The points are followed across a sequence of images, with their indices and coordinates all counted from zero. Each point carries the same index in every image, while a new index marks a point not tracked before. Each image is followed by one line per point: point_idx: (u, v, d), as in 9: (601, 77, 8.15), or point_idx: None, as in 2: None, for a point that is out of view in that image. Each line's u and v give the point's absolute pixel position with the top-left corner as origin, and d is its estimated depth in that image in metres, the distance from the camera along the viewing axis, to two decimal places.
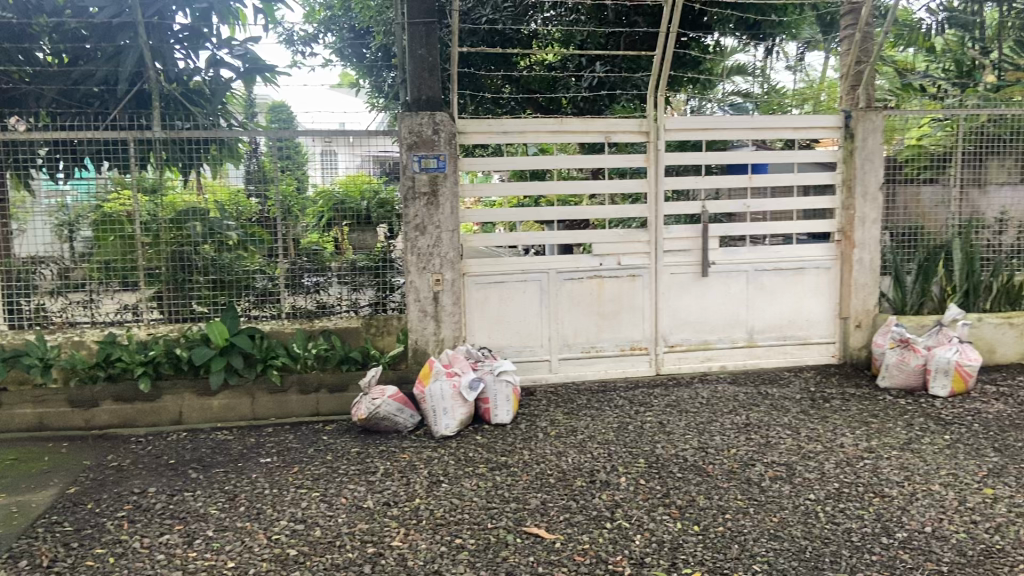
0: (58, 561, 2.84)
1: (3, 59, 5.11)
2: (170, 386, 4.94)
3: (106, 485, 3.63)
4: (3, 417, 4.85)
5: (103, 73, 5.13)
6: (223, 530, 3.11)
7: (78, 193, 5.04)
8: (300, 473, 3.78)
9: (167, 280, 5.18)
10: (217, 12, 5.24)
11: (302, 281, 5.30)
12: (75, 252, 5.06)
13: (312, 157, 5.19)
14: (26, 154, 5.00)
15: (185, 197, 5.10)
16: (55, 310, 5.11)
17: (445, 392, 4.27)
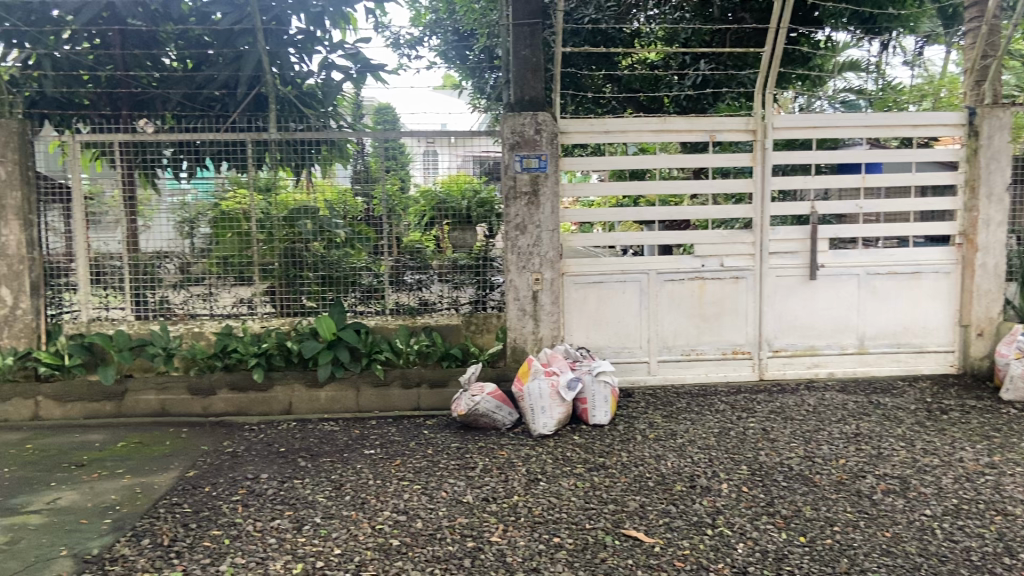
0: (178, 540, 3.00)
1: (133, 63, 5.46)
2: (281, 377, 5.16)
3: (223, 470, 3.83)
4: (130, 402, 5.17)
5: (224, 77, 5.37)
6: (330, 517, 3.23)
7: (199, 192, 5.31)
8: (401, 465, 3.88)
9: (279, 277, 5.41)
10: (330, 17, 5.44)
11: (405, 278, 5.42)
12: (195, 248, 5.34)
13: (415, 158, 5.34)
14: (152, 153, 5.25)
15: (296, 196, 5.33)
16: (178, 303, 5.38)
17: (543, 390, 4.29)
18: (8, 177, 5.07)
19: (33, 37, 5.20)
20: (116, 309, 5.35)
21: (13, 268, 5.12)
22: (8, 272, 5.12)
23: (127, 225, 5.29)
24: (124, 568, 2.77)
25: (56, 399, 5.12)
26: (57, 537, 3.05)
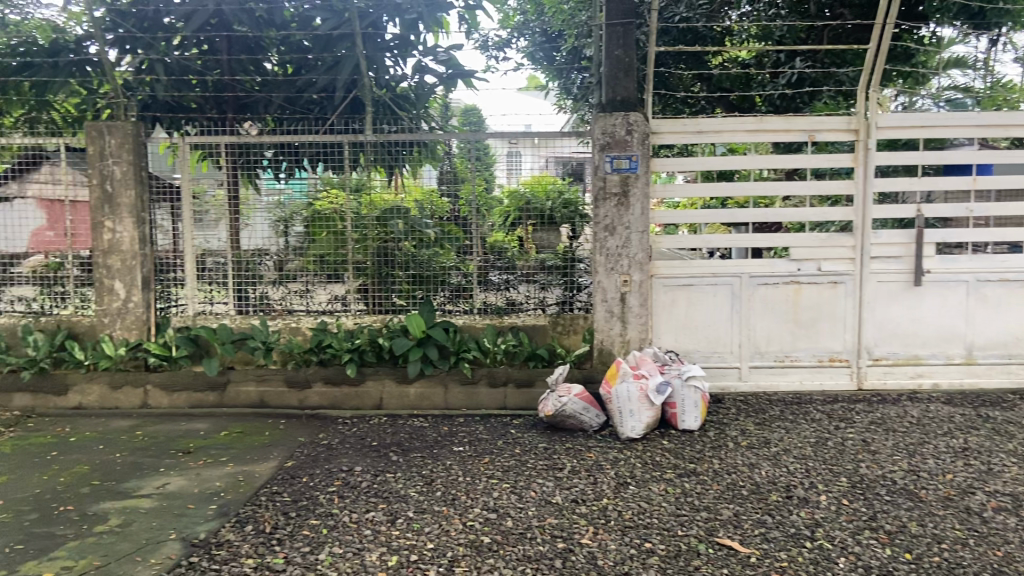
0: (279, 528, 3.11)
1: (238, 68, 5.68)
2: (373, 373, 5.31)
3: (319, 462, 3.95)
4: (231, 393, 5.39)
5: (323, 82, 5.54)
6: (422, 512, 3.29)
7: (295, 192, 5.48)
8: (490, 463, 3.92)
9: (372, 275, 5.53)
10: (424, 22, 5.46)
11: (492, 278, 5.46)
12: (290, 246, 5.51)
13: (499, 159, 5.39)
14: (255, 154, 5.46)
15: (384, 196, 5.43)
16: (276, 298, 5.58)
17: (632, 393, 4.25)
18: (123, 177, 5.30)
19: (146, 44, 5.49)
20: (220, 304, 5.59)
21: (126, 263, 5.37)
22: (122, 266, 5.37)
23: (228, 223, 5.51)
24: (230, 553, 2.89)
25: (163, 388, 5.38)
26: (167, 521, 3.20)
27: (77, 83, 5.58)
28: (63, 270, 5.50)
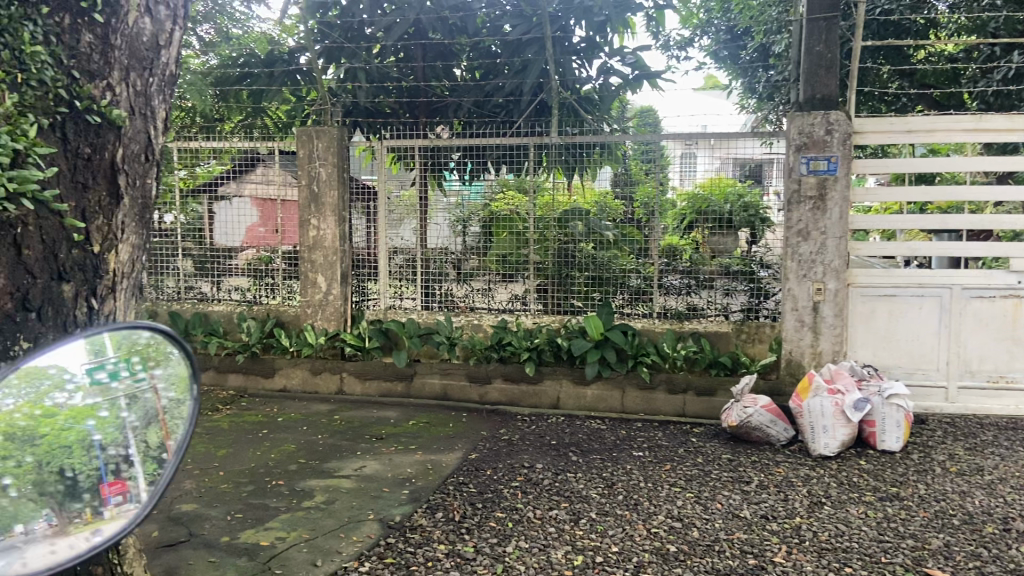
0: (467, 517, 3.21)
1: (432, 75, 5.95)
2: (552, 372, 5.37)
3: (501, 456, 4.04)
4: (417, 385, 5.64)
5: (511, 86, 5.64)
6: (605, 514, 3.28)
7: (472, 194, 5.64)
8: (672, 471, 3.85)
9: (552, 275, 5.57)
10: (611, 25, 5.47)
11: (671, 282, 5.38)
12: (467, 245, 5.68)
13: (672, 161, 5.29)
14: (442, 156, 5.67)
15: (557, 198, 5.46)
16: (460, 295, 5.78)
17: (825, 409, 4.05)
18: (327, 178, 5.68)
19: (350, 53, 5.85)
20: (409, 299, 5.88)
21: (328, 258, 5.74)
22: (324, 261, 5.75)
23: (415, 221, 5.78)
24: (424, 537, 3.02)
25: (358, 376, 5.72)
26: (365, 502, 3.40)
27: (288, 91, 6.05)
28: (273, 263, 5.99)
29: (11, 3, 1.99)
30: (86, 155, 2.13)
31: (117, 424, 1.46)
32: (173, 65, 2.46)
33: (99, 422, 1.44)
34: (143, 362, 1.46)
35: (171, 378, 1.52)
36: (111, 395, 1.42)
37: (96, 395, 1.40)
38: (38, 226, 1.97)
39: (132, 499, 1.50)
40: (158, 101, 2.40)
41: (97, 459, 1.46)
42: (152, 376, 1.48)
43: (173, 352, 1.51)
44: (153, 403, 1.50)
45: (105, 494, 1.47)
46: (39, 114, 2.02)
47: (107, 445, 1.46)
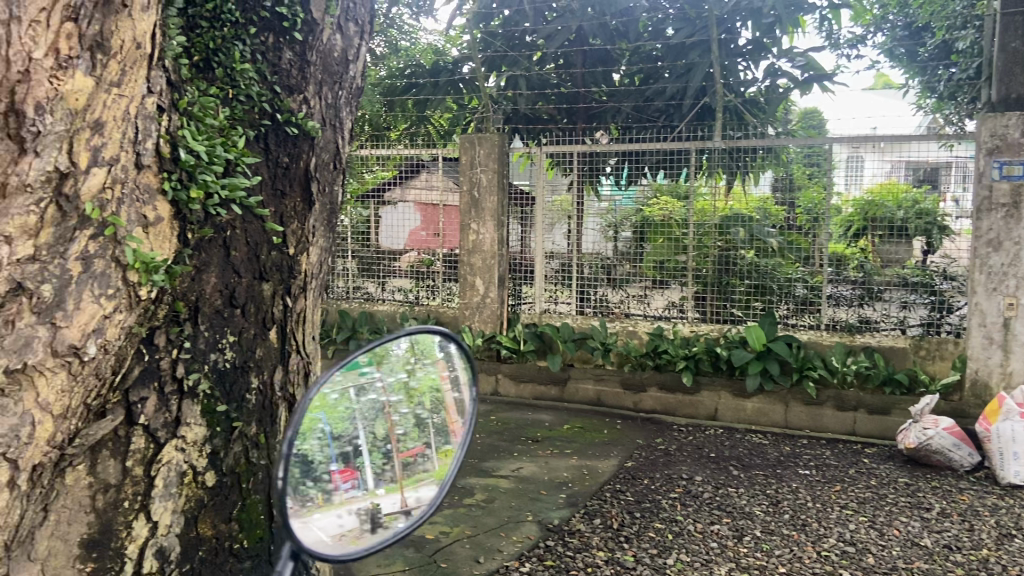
0: (625, 526, 3.19)
1: (591, 80, 5.91)
2: (709, 383, 5.26)
3: (658, 466, 3.98)
4: (571, 390, 5.70)
5: (672, 90, 5.53)
6: (770, 532, 3.17)
7: (625, 199, 5.57)
8: (842, 492, 3.65)
9: (711, 283, 5.41)
10: (781, 26, 5.28)
11: (840, 293, 5.11)
12: (619, 250, 5.61)
13: (839, 165, 5.02)
14: (599, 162, 5.64)
15: (715, 204, 5.33)
16: (616, 302, 5.72)
17: (1017, 433, 3.73)
18: (489, 185, 5.77)
19: (513, 61, 5.99)
20: (564, 303, 5.87)
21: (486, 262, 5.86)
22: (483, 265, 5.87)
23: (566, 226, 5.78)
24: (582, 542, 3.03)
25: (513, 377, 5.85)
26: (523, 503, 3.46)
27: (451, 100, 6.17)
28: (434, 266, 6.20)
29: (222, 24, 2.17)
30: (285, 164, 2.29)
31: (348, 413, 1.37)
32: (359, 79, 2.61)
33: (333, 414, 1.34)
34: (374, 357, 1.41)
35: (398, 371, 1.47)
36: (350, 386, 1.37)
37: (339, 386, 1.35)
38: (243, 229, 2.14)
39: (359, 486, 1.36)
40: (345, 112, 2.55)
41: (334, 442, 1.34)
42: (379, 370, 1.43)
43: (397, 348, 1.44)
44: (383, 394, 1.44)
45: (337, 481, 1.33)
46: (246, 126, 2.19)
47: (348, 433, 1.37)
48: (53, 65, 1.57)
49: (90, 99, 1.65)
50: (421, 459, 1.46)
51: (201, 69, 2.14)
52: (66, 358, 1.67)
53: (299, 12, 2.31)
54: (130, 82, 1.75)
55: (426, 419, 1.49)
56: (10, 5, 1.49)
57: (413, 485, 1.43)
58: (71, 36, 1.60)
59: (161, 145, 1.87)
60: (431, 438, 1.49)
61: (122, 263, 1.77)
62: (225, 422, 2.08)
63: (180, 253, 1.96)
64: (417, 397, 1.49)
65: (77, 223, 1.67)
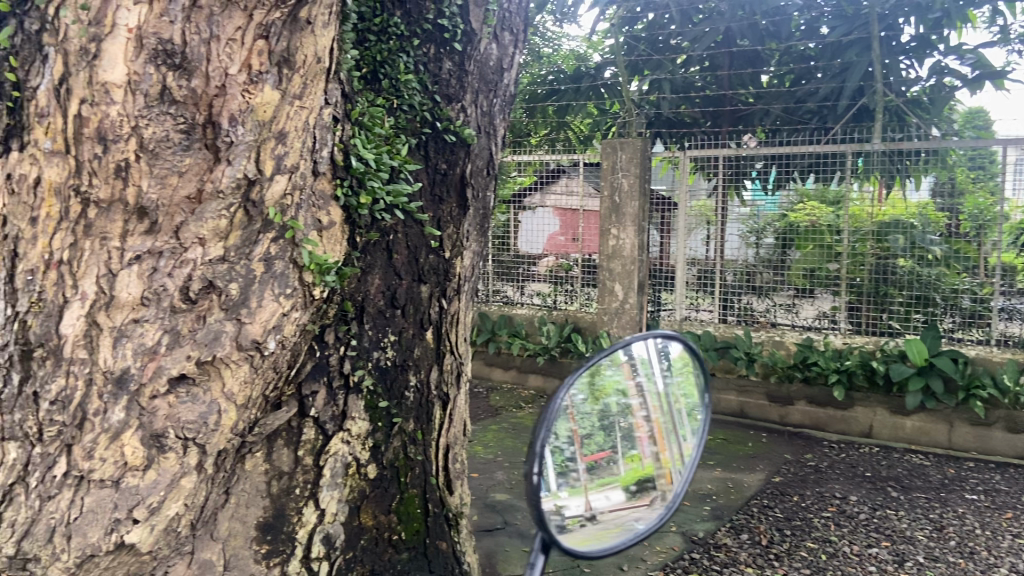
0: (775, 543, 3.08)
1: (738, 83, 5.74)
2: (863, 398, 5.00)
3: (808, 483, 3.81)
4: (715, 400, 5.59)
5: (827, 91, 5.30)
6: (934, 559, 2.97)
7: (768, 204, 5.37)
8: (1016, 520, 3.36)
9: (867, 293, 5.13)
10: (949, 21, 4.95)
11: (1012, 306, 4.74)
12: (760, 257, 5.41)
13: (1006, 168, 4.64)
14: (745, 165, 5.41)
15: (870, 210, 5.05)
16: (761, 310, 5.52)
17: None
18: (630, 189, 5.60)
19: (657, 64, 5.91)
20: (706, 311, 5.72)
21: (625, 268, 5.70)
22: (622, 270, 5.72)
23: (705, 232, 5.60)
24: (729, 557, 2.95)
25: None
26: None
27: (592, 105, 6.18)
28: (573, 271, 6.18)
29: (389, 37, 2.27)
30: (443, 170, 2.36)
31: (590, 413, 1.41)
32: (513, 87, 2.64)
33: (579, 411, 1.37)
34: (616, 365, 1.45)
35: (588, 376, 1.40)
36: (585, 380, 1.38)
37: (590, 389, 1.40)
38: (405, 233, 2.23)
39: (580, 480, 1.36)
40: (500, 118, 2.57)
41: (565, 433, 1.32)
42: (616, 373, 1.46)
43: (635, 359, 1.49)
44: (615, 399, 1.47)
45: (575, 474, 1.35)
46: (409, 134, 2.28)
47: (556, 439, 1.28)
48: (245, 80, 1.70)
49: (276, 111, 1.78)
50: (609, 463, 1.41)
51: (369, 80, 2.24)
52: (249, 352, 1.83)
53: (459, 23, 2.39)
54: (309, 94, 1.85)
55: (611, 425, 1.43)
56: (210, 25, 1.63)
57: (597, 489, 1.39)
58: (262, 53, 1.72)
59: (335, 153, 1.99)
60: (618, 442, 1.44)
61: (299, 264, 1.89)
62: (386, 417, 2.18)
63: (349, 255, 2.08)
64: (601, 404, 1.44)
65: (261, 226, 1.81)
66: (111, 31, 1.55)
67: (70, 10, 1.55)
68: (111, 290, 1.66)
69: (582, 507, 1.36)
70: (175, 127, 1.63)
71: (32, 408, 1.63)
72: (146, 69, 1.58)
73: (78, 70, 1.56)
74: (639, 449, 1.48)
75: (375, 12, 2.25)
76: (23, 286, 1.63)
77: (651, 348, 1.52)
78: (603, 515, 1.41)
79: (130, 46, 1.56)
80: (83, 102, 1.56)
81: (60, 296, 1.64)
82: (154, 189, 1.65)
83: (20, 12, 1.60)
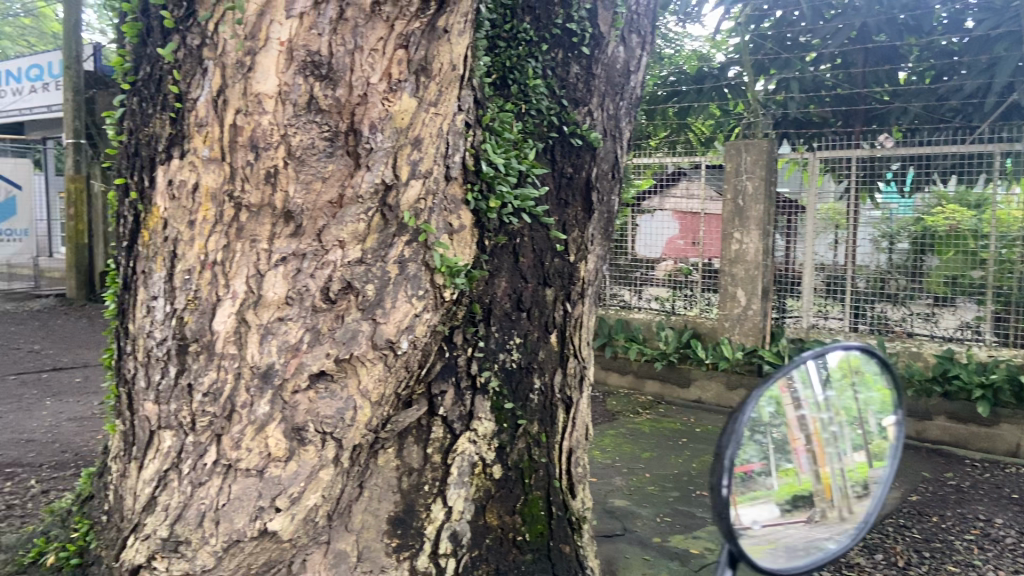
0: (913, 566, 2.91)
1: (873, 80, 5.44)
2: (1010, 415, 4.65)
3: (948, 503, 3.58)
4: None
5: (973, 87, 4.95)
6: None
7: (902, 207, 5.07)
8: None
9: (1015, 302, 4.80)
10: None
11: None
12: (893, 263, 5.13)
13: None
14: (880, 167, 5.12)
15: (1017, 213, 4.72)
16: (895, 319, 5.18)
17: None
18: (754, 192, 5.47)
19: (785, 63, 5.69)
20: (835, 319, 5.41)
21: (749, 273, 5.55)
22: (745, 276, 5.57)
23: (832, 236, 5.36)
24: None
25: None
26: None
27: (715, 106, 6.00)
28: (692, 276, 5.98)
29: (517, 44, 2.30)
30: (568, 174, 2.35)
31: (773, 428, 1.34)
32: (639, 89, 2.58)
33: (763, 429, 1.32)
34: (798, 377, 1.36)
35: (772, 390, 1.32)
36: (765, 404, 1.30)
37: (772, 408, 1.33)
38: (531, 237, 2.25)
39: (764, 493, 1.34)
40: (626, 121, 2.54)
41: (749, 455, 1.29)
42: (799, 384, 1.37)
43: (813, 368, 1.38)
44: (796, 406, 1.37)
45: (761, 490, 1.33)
46: (536, 139, 2.30)
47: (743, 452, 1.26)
48: (385, 89, 1.76)
49: (413, 118, 1.83)
50: (766, 476, 1.33)
51: (498, 86, 2.28)
52: (383, 351, 1.88)
53: (588, 26, 2.39)
54: (444, 101, 1.90)
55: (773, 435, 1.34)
56: (355, 36, 1.69)
57: (748, 502, 1.30)
58: (401, 62, 1.78)
59: (467, 159, 2.03)
60: (770, 454, 1.33)
61: (431, 267, 1.93)
62: (512, 419, 2.21)
63: (478, 259, 2.12)
64: (769, 418, 1.32)
65: (396, 230, 1.87)
66: (264, 44, 1.65)
67: (228, 26, 1.67)
68: (259, 289, 1.78)
69: (741, 521, 1.29)
70: (320, 135, 1.71)
71: (186, 399, 1.82)
72: (295, 80, 1.66)
73: (235, 82, 1.68)
74: (795, 463, 1.37)
75: (505, 18, 2.30)
76: (182, 284, 1.81)
77: (821, 356, 1.40)
78: (759, 530, 1.34)
79: (281, 58, 1.65)
80: (238, 112, 1.69)
81: (214, 295, 1.79)
82: (300, 194, 1.74)
83: (182, 28, 1.76)
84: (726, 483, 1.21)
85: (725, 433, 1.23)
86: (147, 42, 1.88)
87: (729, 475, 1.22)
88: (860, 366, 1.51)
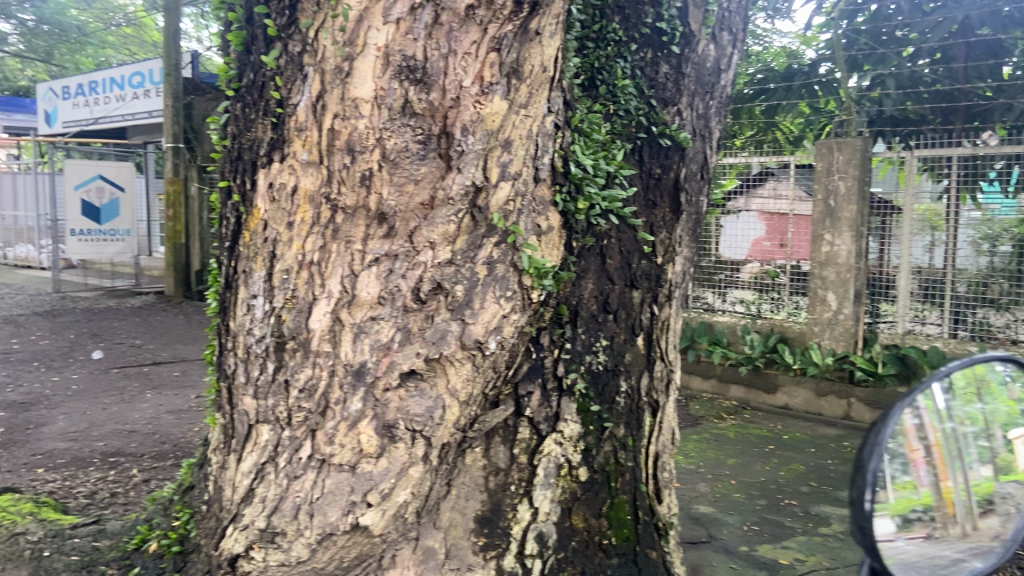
0: None
1: (975, 75, 5.12)
2: None
3: None
4: None
5: None
6: None
7: (1004, 208, 4.83)
8: None
9: None
10: None
11: None
12: (995, 266, 4.89)
13: None
14: (984, 165, 4.89)
15: None
16: (1000, 325, 4.92)
17: None
18: (847, 193, 5.27)
19: (881, 58, 5.43)
20: (933, 325, 5.17)
21: (841, 276, 5.35)
22: (836, 279, 5.37)
23: (929, 238, 5.14)
24: None
25: (868, 403, 5.25)
26: None
27: (805, 105, 5.77)
28: (780, 279, 5.75)
29: (606, 45, 2.30)
30: (656, 175, 2.31)
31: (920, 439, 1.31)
32: (729, 88, 2.51)
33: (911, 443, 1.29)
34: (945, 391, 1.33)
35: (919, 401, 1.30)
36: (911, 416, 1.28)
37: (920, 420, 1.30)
38: (618, 239, 2.23)
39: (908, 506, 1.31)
40: (716, 121, 2.48)
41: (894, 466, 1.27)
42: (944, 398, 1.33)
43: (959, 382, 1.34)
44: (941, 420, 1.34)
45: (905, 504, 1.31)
46: (624, 140, 2.28)
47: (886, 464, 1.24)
48: (477, 91, 1.78)
49: (503, 121, 1.84)
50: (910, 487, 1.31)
51: (586, 87, 2.28)
52: (472, 351, 1.89)
53: (678, 25, 2.36)
54: (535, 103, 1.90)
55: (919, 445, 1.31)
56: (449, 41, 1.73)
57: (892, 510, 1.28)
58: (494, 65, 1.80)
59: (555, 160, 2.04)
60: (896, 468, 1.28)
61: (519, 268, 1.93)
62: (598, 421, 2.19)
63: (566, 260, 2.12)
64: (895, 433, 1.25)
65: (485, 231, 1.88)
66: (362, 50, 1.71)
67: (330, 32, 1.74)
68: (353, 289, 1.83)
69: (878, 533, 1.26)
70: (414, 137, 1.76)
71: (284, 394, 1.89)
72: (391, 84, 1.72)
73: (334, 87, 1.75)
74: (913, 476, 1.31)
75: (594, 18, 2.29)
76: (280, 284, 1.88)
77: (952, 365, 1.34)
78: (877, 546, 1.27)
79: (378, 63, 1.72)
80: (336, 116, 1.76)
81: (311, 293, 1.85)
82: (393, 196, 1.79)
83: (285, 36, 1.84)
84: (869, 495, 1.21)
85: (869, 445, 1.22)
86: (252, 49, 1.96)
87: (873, 488, 1.21)
88: (993, 379, 1.42)
